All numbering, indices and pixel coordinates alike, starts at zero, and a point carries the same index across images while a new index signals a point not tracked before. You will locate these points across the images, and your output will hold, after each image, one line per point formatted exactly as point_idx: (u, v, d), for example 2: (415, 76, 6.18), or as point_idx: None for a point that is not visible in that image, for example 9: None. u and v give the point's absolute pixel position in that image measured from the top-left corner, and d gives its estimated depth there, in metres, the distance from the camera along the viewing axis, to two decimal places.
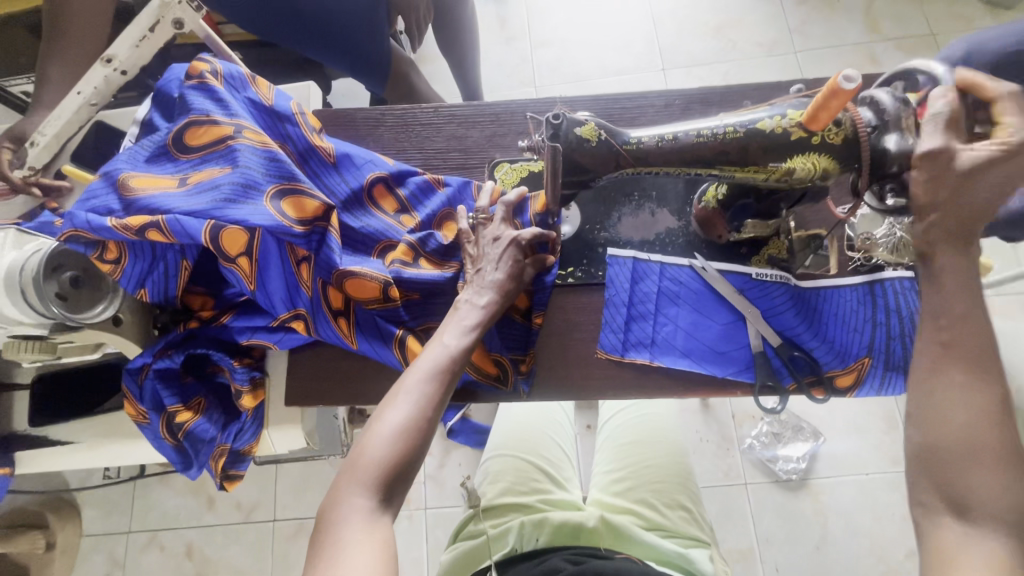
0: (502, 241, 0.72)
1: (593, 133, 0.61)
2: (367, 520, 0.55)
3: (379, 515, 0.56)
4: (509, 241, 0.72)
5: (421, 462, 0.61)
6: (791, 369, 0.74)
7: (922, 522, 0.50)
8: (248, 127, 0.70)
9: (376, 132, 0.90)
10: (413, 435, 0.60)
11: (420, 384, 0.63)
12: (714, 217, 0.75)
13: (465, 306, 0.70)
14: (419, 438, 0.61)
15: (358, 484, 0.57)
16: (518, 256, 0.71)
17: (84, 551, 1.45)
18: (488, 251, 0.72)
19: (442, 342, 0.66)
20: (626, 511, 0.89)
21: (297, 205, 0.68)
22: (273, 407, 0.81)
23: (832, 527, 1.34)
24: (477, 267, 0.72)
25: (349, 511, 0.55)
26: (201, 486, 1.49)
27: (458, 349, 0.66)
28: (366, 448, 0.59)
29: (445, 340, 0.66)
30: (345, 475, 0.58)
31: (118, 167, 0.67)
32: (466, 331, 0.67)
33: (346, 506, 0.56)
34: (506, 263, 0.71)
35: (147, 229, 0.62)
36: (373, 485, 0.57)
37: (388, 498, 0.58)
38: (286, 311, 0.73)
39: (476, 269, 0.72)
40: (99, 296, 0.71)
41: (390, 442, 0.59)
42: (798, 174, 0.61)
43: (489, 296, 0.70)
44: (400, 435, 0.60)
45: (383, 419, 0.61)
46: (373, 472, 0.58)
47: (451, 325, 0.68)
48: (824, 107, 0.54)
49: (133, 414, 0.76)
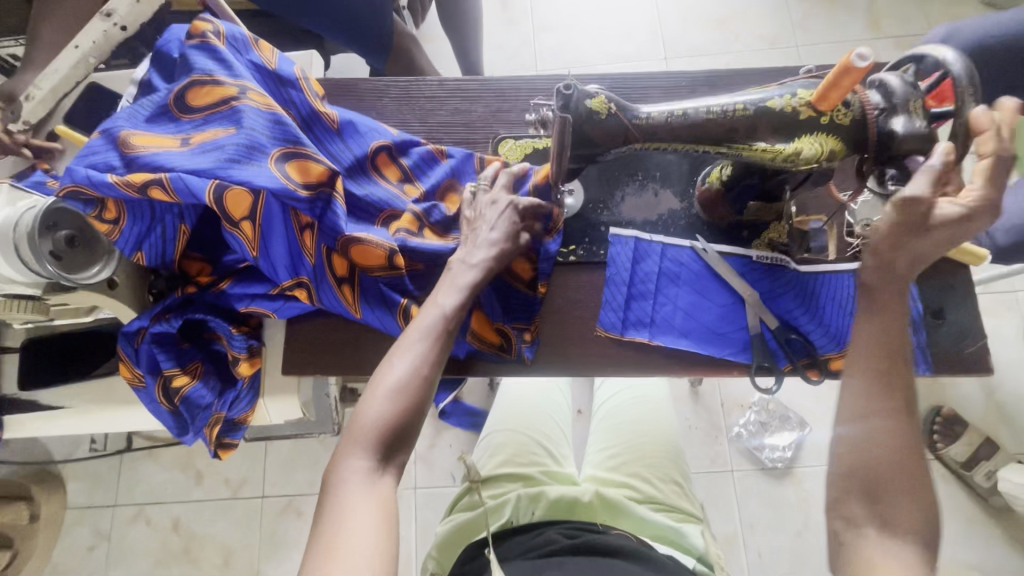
0: (498, 205, 0.72)
1: (603, 105, 0.61)
2: (368, 479, 0.56)
3: (381, 473, 0.57)
4: (507, 204, 0.72)
5: (421, 420, 0.62)
6: (788, 351, 0.75)
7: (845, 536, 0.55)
8: (253, 88, 0.68)
9: (379, 103, 0.89)
10: (411, 393, 0.61)
11: (416, 345, 0.64)
12: (716, 199, 0.75)
13: (458, 266, 0.69)
14: (417, 396, 0.61)
15: (358, 443, 0.58)
16: (515, 220, 0.71)
17: (68, 523, 1.44)
18: (485, 213, 0.72)
19: (436, 303, 0.66)
20: (622, 485, 0.90)
21: (302, 168, 0.67)
22: (269, 376, 0.80)
23: (814, 513, 1.37)
24: (474, 229, 0.72)
25: (350, 469, 0.56)
26: (189, 461, 1.48)
27: (452, 308, 0.66)
28: (367, 409, 0.60)
29: (440, 301, 0.67)
30: (347, 436, 0.59)
31: (118, 125, 0.66)
32: (461, 290, 0.67)
33: (347, 464, 0.57)
34: (504, 225, 0.71)
35: (150, 187, 0.61)
36: (374, 443, 0.58)
37: (389, 455, 0.59)
38: (289, 279, 0.72)
39: (473, 231, 0.72)
40: (94, 258, 0.70)
41: (388, 400, 0.60)
42: (806, 155, 0.60)
43: (484, 255, 0.70)
44: (399, 393, 0.61)
45: (382, 380, 0.62)
46: (373, 430, 0.59)
47: (445, 286, 0.68)
48: (834, 85, 0.54)
49: (129, 378, 0.75)
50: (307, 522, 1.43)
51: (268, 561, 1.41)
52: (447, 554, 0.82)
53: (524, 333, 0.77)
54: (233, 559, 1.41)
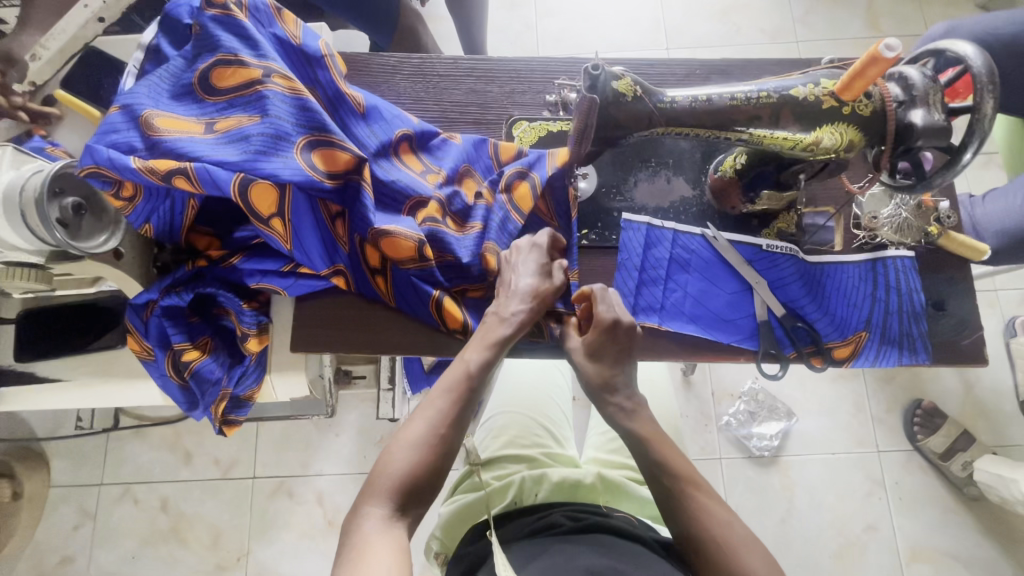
0: (524, 247, 0.72)
1: (629, 88, 0.61)
2: (382, 529, 0.56)
3: (395, 523, 0.57)
4: (532, 245, 0.72)
5: (440, 477, 0.61)
6: (793, 339, 0.76)
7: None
8: (277, 70, 0.67)
9: (392, 79, 0.88)
10: (431, 449, 0.61)
11: (439, 400, 0.63)
12: (728, 187, 0.76)
13: (492, 319, 0.69)
14: (439, 452, 0.61)
15: (378, 494, 0.58)
16: (543, 260, 0.71)
17: (53, 501, 1.42)
18: (512, 256, 0.72)
19: (464, 358, 0.66)
20: (623, 467, 0.92)
21: (328, 157, 0.66)
22: (276, 353, 0.79)
23: (798, 500, 1.42)
24: (503, 276, 0.71)
25: (364, 518, 0.57)
26: (178, 441, 1.46)
27: (479, 364, 0.66)
28: (390, 461, 0.60)
29: (467, 356, 0.66)
30: (367, 485, 0.59)
31: (139, 102, 0.65)
32: (490, 346, 0.67)
33: (362, 512, 0.57)
34: (530, 269, 0.71)
35: (173, 176, 0.61)
36: (390, 495, 0.58)
37: (405, 508, 0.58)
38: (326, 268, 0.72)
39: (503, 278, 0.71)
40: (101, 226, 0.69)
41: (411, 454, 0.60)
42: (825, 145, 0.62)
43: (519, 307, 0.69)
44: (422, 446, 0.61)
45: (405, 434, 0.62)
46: (393, 483, 0.59)
47: (475, 341, 0.68)
48: (860, 76, 0.55)
49: (137, 350, 0.75)
50: (298, 502, 1.42)
51: (258, 540, 1.40)
52: (452, 534, 0.82)
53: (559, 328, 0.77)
54: (222, 538, 1.40)
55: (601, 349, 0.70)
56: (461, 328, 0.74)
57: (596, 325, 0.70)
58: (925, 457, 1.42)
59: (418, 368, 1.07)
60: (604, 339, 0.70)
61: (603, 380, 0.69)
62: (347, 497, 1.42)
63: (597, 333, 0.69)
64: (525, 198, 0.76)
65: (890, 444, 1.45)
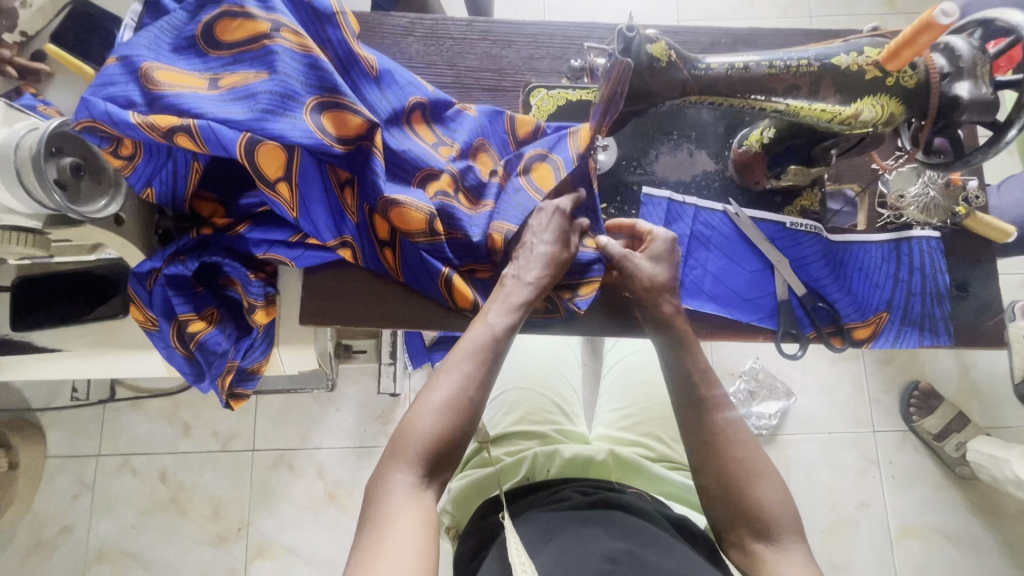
0: (546, 210, 0.71)
1: (663, 52, 0.58)
2: (409, 496, 0.56)
3: (423, 489, 0.57)
4: (555, 209, 0.71)
5: (464, 442, 0.60)
6: (814, 319, 0.75)
7: (740, 554, 0.61)
8: (287, 24, 0.63)
9: (403, 41, 0.83)
10: (457, 412, 0.59)
11: (463, 362, 0.62)
12: (753, 161, 0.73)
13: (512, 282, 0.68)
14: (464, 416, 0.60)
15: (403, 459, 0.57)
16: (564, 226, 0.70)
17: (49, 471, 1.40)
18: (531, 220, 0.71)
19: (487, 321, 0.64)
20: (635, 444, 0.91)
21: (338, 120, 0.62)
22: (284, 325, 0.77)
23: (794, 478, 1.43)
24: (522, 241, 0.70)
25: (392, 485, 0.56)
26: (176, 413, 1.44)
27: (502, 327, 0.64)
28: (412, 425, 0.59)
29: (490, 319, 0.65)
30: (391, 449, 0.58)
31: (138, 53, 0.61)
32: (512, 309, 0.66)
33: (390, 478, 0.56)
34: (550, 232, 0.70)
35: (176, 133, 0.57)
36: (417, 462, 0.57)
37: (432, 475, 0.58)
38: (333, 239, 0.69)
39: (523, 243, 0.69)
40: (101, 190, 0.65)
41: (436, 417, 0.58)
42: (864, 118, 0.59)
43: (540, 271, 0.68)
44: (447, 409, 0.59)
45: (428, 396, 0.60)
46: (420, 447, 0.57)
47: (497, 304, 0.66)
48: (909, 44, 0.52)
49: (141, 320, 0.73)
50: (299, 475, 1.42)
51: (259, 512, 1.40)
52: (463, 508, 0.81)
53: (579, 298, 0.73)
54: (223, 510, 1.40)
55: (663, 254, 0.71)
56: (471, 308, 0.72)
57: (655, 236, 0.71)
58: (920, 437, 1.44)
59: (419, 344, 1.04)
60: (663, 247, 0.71)
61: (663, 282, 0.70)
62: (348, 470, 1.42)
63: (656, 241, 0.71)
64: (544, 177, 0.73)
65: (886, 424, 1.47)
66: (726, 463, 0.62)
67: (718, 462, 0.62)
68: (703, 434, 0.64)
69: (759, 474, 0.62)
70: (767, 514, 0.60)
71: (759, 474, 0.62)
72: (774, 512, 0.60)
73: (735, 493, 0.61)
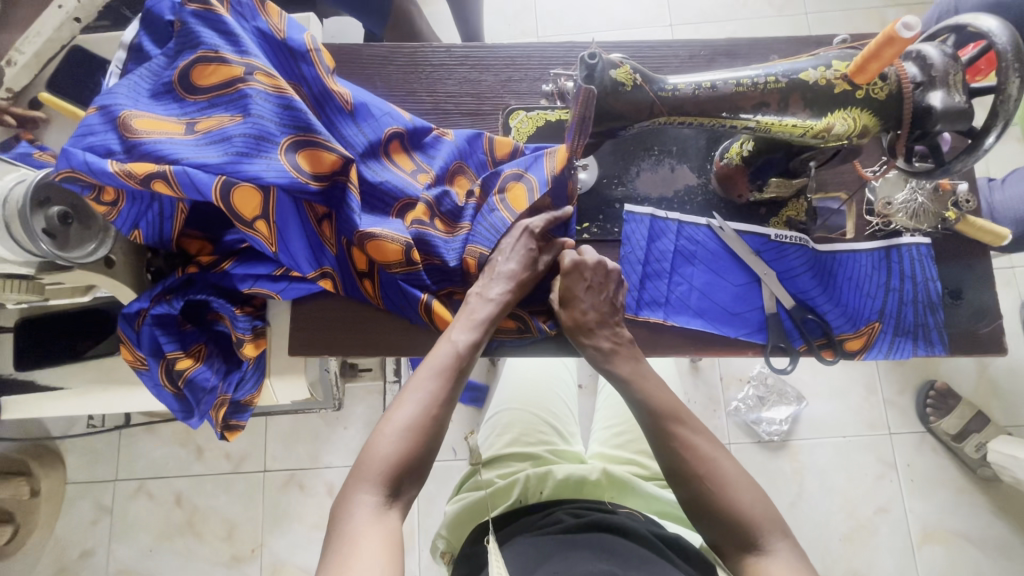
0: (514, 232, 0.72)
1: (628, 76, 0.58)
2: (374, 516, 0.56)
3: (388, 509, 0.57)
4: (523, 229, 0.71)
5: (430, 459, 0.61)
6: (803, 332, 0.74)
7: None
8: (261, 68, 0.64)
9: (383, 70, 0.85)
10: (420, 431, 0.60)
11: (426, 382, 0.63)
12: (734, 175, 0.73)
13: (476, 300, 0.69)
14: (427, 434, 0.61)
15: (366, 479, 0.58)
16: (530, 245, 0.71)
17: (71, 497, 1.44)
18: (501, 241, 0.72)
19: (450, 339, 0.66)
20: (629, 462, 0.90)
21: (313, 158, 0.64)
22: (274, 356, 0.78)
23: (808, 484, 1.40)
24: (489, 262, 0.71)
25: (357, 506, 0.56)
26: (189, 437, 1.47)
27: (465, 345, 0.66)
28: (375, 446, 0.59)
29: (454, 337, 0.66)
30: (355, 473, 0.59)
31: (117, 102, 0.62)
32: (474, 327, 0.67)
33: (354, 500, 0.56)
34: (517, 251, 0.71)
35: (153, 179, 0.59)
36: (381, 481, 0.58)
37: (396, 494, 0.58)
38: (313, 270, 0.70)
39: (490, 262, 0.71)
40: (90, 235, 0.67)
41: (398, 438, 0.59)
42: (837, 131, 0.58)
43: (501, 289, 0.69)
44: (408, 431, 0.60)
45: (391, 418, 0.61)
46: (382, 466, 0.58)
47: (461, 322, 0.68)
48: (876, 57, 0.51)
49: (132, 360, 0.74)
50: (309, 495, 1.43)
51: (272, 533, 1.42)
52: (456, 533, 0.81)
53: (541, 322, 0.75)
54: (237, 531, 1.42)
55: (568, 296, 0.71)
56: None
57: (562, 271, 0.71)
58: (938, 438, 1.39)
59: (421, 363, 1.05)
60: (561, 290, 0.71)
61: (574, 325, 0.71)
62: None
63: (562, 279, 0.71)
64: (519, 200, 0.72)
65: (901, 426, 1.43)
66: (714, 484, 0.61)
67: (706, 484, 0.61)
68: (676, 456, 0.63)
69: (750, 491, 0.61)
70: (758, 536, 0.59)
71: (748, 495, 0.60)
72: (766, 535, 0.59)
73: (728, 515, 0.60)
